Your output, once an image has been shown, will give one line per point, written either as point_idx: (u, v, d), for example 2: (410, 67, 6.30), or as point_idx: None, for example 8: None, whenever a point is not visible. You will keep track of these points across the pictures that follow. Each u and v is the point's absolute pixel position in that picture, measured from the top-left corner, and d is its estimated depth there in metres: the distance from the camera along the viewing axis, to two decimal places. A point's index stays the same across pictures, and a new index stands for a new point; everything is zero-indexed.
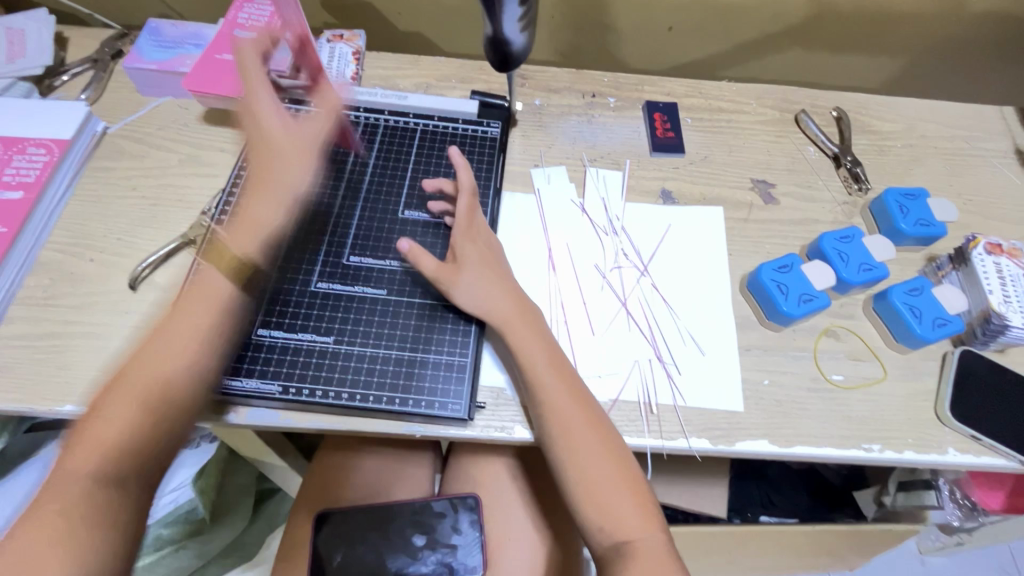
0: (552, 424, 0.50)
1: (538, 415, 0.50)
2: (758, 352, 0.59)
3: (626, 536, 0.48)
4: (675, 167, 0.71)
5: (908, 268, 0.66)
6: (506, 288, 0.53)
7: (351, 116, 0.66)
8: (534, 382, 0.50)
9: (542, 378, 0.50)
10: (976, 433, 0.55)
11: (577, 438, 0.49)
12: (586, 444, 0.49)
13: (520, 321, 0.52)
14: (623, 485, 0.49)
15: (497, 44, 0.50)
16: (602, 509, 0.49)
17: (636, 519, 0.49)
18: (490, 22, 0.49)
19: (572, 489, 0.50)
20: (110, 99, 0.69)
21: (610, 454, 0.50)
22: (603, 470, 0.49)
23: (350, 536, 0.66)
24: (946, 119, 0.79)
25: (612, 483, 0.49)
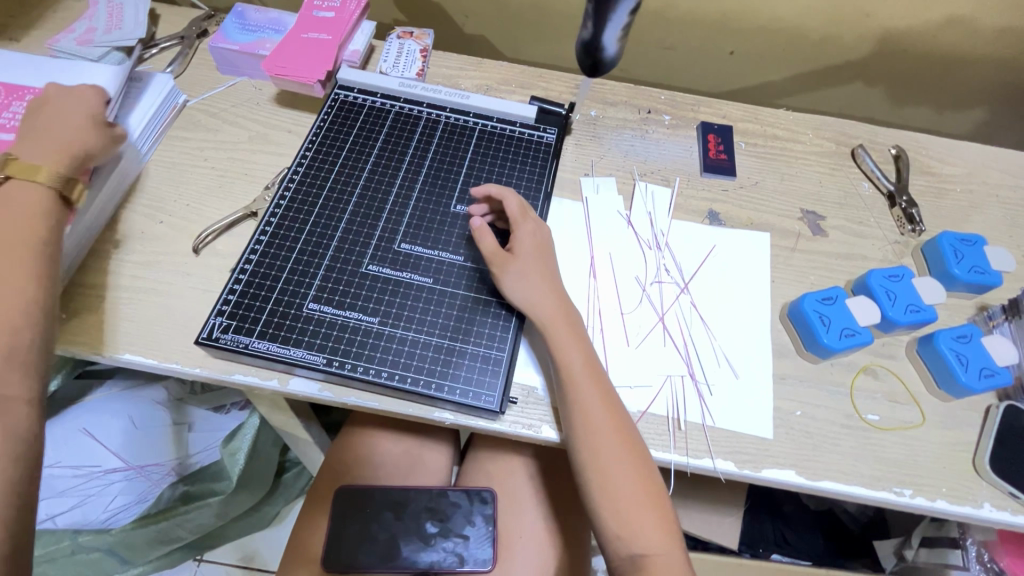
0: (581, 428, 0.50)
1: (568, 417, 0.51)
2: (793, 381, 0.58)
3: (643, 550, 0.48)
4: (724, 189, 0.71)
5: (958, 314, 0.64)
6: (551, 290, 0.54)
7: (415, 110, 0.69)
8: (568, 384, 0.51)
9: (577, 381, 0.51)
10: (1015, 490, 0.53)
11: (604, 445, 0.50)
12: (612, 452, 0.50)
13: (560, 323, 0.53)
14: (645, 500, 0.50)
15: (591, 48, 0.52)
16: (623, 519, 0.49)
17: (656, 533, 0.49)
18: (589, 26, 0.51)
19: (594, 497, 0.50)
20: (192, 74, 0.73)
21: (635, 466, 0.50)
22: (628, 483, 0.50)
23: (367, 514, 0.66)
24: (1011, 168, 0.77)
25: (634, 496, 0.49)
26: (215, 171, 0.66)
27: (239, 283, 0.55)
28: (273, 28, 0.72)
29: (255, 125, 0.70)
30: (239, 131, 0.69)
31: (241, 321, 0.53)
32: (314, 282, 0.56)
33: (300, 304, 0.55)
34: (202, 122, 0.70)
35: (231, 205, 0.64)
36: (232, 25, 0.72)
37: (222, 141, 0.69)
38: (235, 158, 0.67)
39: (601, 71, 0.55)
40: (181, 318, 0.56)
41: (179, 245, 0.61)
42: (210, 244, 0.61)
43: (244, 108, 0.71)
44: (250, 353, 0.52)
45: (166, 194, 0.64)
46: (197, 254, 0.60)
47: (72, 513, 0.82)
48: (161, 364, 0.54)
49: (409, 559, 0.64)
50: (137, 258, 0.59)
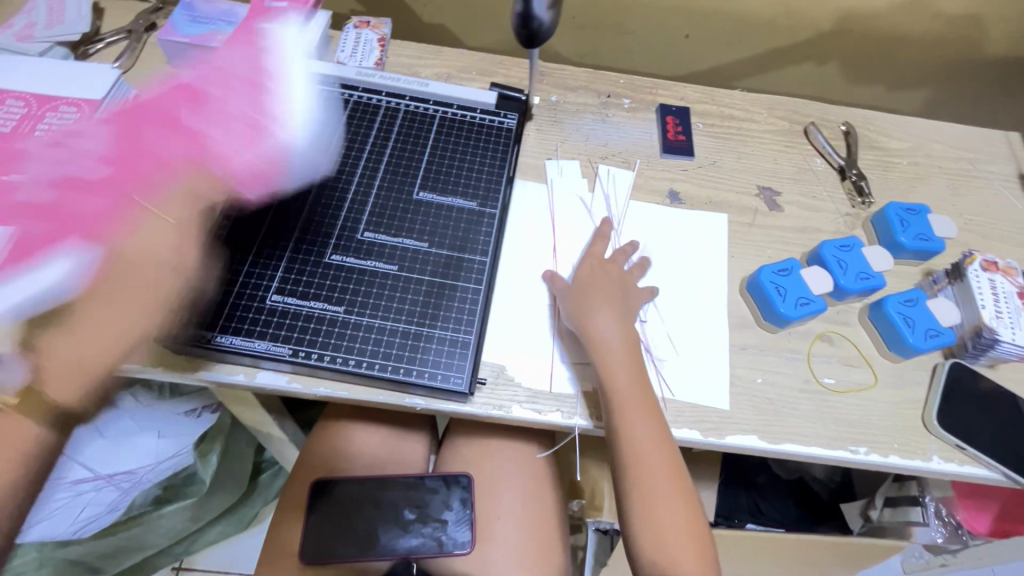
0: (627, 462, 0.52)
1: (614, 446, 0.52)
2: (753, 351, 0.61)
3: (678, 574, 0.51)
4: (684, 169, 0.72)
5: (905, 280, 0.67)
6: (607, 319, 0.56)
7: (374, 99, 0.69)
8: (621, 418, 0.52)
9: (631, 417, 0.52)
10: (959, 442, 0.57)
11: (651, 481, 0.52)
12: (658, 488, 0.52)
13: (616, 353, 0.55)
14: (682, 525, 0.52)
15: (525, 20, 0.51)
16: (663, 549, 0.51)
17: (692, 557, 0.51)
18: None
19: (638, 526, 0.52)
20: (141, 69, 0.71)
21: (680, 500, 0.53)
22: (671, 513, 0.52)
23: (344, 505, 0.66)
24: (953, 140, 0.81)
25: (677, 526, 0.52)
26: None
27: (200, 278, 0.55)
28: (225, 19, 0.71)
29: None
30: None
31: (204, 315, 0.54)
32: (277, 275, 0.56)
33: (263, 296, 0.55)
34: None
35: None
36: (181, 17, 0.70)
37: None
38: None
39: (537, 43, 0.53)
40: None
41: None
42: None
43: None
44: (214, 347, 0.52)
45: None
46: None
47: (39, 527, 0.77)
48: (122, 364, 0.53)
49: (388, 546, 0.64)
50: None
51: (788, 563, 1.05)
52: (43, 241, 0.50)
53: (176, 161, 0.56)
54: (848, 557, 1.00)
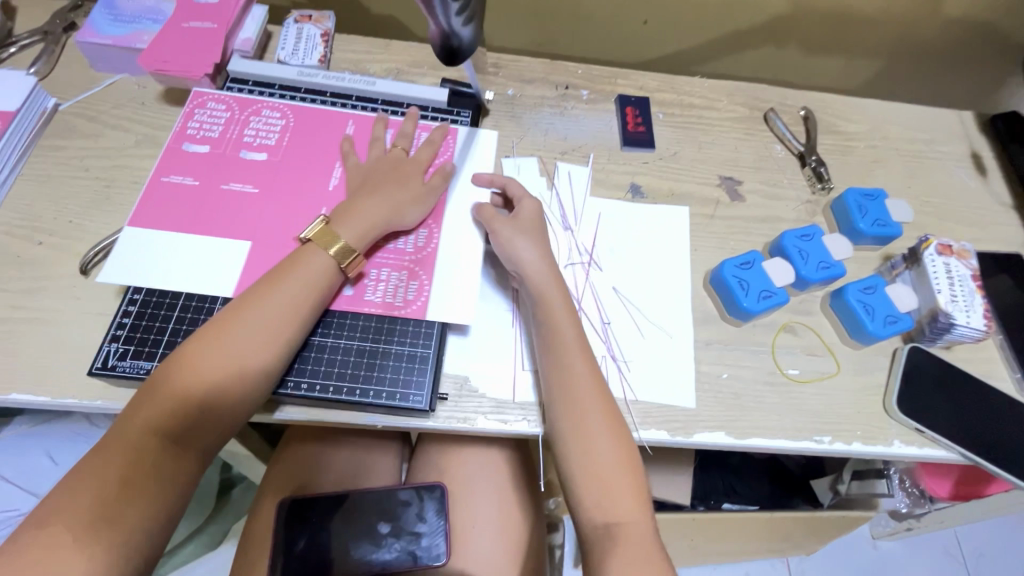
0: (562, 396, 0.51)
1: (551, 375, 0.52)
2: (719, 346, 0.60)
3: (616, 518, 0.46)
4: (645, 161, 0.71)
5: (865, 266, 0.68)
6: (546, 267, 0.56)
7: (318, 100, 0.65)
8: (559, 347, 0.52)
9: (569, 354, 0.52)
10: (919, 426, 0.58)
11: (585, 415, 0.50)
12: (594, 421, 0.49)
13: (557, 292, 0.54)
14: (621, 469, 0.48)
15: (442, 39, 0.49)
16: (602, 488, 0.47)
17: (626, 500, 0.47)
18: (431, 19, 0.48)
19: (574, 470, 0.49)
20: (61, 74, 0.66)
21: (617, 438, 0.49)
22: (609, 457, 0.48)
23: (313, 524, 0.64)
24: (908, 121, 0.81)
25: (615, 468, 0.48)
26: (99, 181, 0.60)
27: (134, 304, 0.52)
28: (149, 17, 0.65)
29: (142, 128, 0.64)
30: (124, 134, 0.63)
31: (139, 345, 0.50)
32: (220, 295, 0.53)
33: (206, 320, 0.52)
34: (80, 127, 0.63)
35: (122, 217, 0.58)
36: (101, 15, 0.65)
37: (105, 147, 0.62)
38: (121, 166, 0.61)
39: (461, 60, 0.51)
40: (73, 347, 0.51)
41: (64, 268, 0.55)
42: (100, 264, 0.56)
43: (127, 109, 0.65)
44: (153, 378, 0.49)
45: (44, 212, 0.58)
46: (86, 276, 0.55)
47: None
48: (55, 401, 0.50)
49: (361, 562, 0.63)
50: (17, 286, 0.54)
51: (762, 538, 1.07)
52: (184, 244, 0.55)
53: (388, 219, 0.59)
54: (818, 529, 1.03)
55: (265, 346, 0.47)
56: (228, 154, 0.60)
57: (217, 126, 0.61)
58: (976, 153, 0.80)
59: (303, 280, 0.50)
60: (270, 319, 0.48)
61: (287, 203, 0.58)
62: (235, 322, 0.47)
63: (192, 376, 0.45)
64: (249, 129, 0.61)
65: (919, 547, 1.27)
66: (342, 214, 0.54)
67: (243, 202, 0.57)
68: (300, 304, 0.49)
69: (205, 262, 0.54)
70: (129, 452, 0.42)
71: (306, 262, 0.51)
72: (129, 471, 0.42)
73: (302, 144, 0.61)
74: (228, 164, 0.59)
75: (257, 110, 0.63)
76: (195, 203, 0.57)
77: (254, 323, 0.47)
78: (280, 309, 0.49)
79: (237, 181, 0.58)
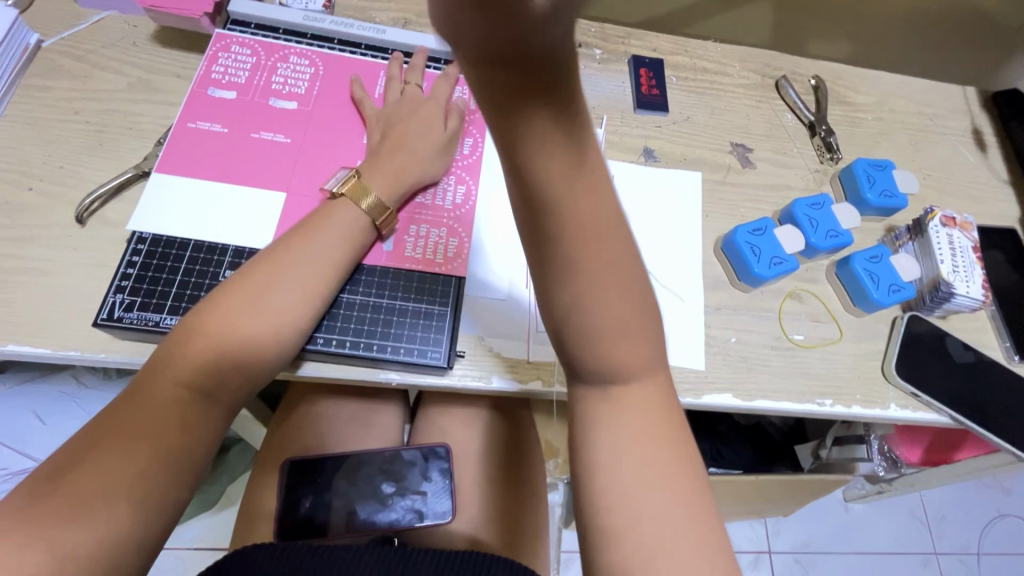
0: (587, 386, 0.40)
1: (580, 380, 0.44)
2: (728, 311, 0.61)
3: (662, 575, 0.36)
4: (657, 125, 0.70)
5: (869, 237, 0.69)
6: None
7: (325, 47, 0.62)
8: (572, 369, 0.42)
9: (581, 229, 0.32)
10: (915, 390, 0.60)
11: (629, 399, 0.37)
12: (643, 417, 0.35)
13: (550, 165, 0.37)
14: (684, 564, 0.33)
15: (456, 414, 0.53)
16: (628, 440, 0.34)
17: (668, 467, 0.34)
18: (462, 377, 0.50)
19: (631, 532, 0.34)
20: (43, 8, 0.61)
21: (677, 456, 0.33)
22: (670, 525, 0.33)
23: (319, 484, 0.65)
24: (915, 94, 0.81)
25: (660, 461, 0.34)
26: (90, 126, 0.57)
27: (138, 254, 0.50)
28: None
29: (135, 70, 0.60)
30: (116, 77, 0.59)
31: (146, 297, 0.48)
32: (229, 247, 0.51)
33: (216, 273, 0.50)
34: (66, 66, 0.59)
35: (119, 165, 0.55)
36: None
37: (96, 89, 0.58)
38: (114, 110, 0.58)
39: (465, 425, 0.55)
40: (73, 299, 0.49)
41: (59, 216, 0.52)
42: (97, 213, 0.53)
43: (118, 50, 0.61)
44: (161, 331, 0.48)
45: (34, 156, 0.54)
46: (82, 226, 0.52)
47: None
48: (56, 354, 0.48)
49: (367, 521, 0.63)
50: (7, 233, 0.51)
51: (745, 499, 1.11)
52: (204, 192, 0.52)
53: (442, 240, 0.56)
54: (797, 491, 1.07)
55: (300, 303, 0.47)
56: (257, 100, 0.57)
57: (244, 69, 0.58)
58: (978, 129, 0.81)
59: (336, 233, 0.49)
60: (312, 267, 0.48)
61: (318, 155, 0.56)
62: (268, 272, 0.46)
63: (226, 330, 0.44)
64: (277, 77, 0.58)
65: (887, 510, 1.34)
66: (368, 167, 0.53)
67: (269, 153, 0.55)
68: (335, 259, 0.49)
69: (233, 215, 0.52)
70: (163, 402, 0.41)
71: (336, 216, 0.50)
72: (161, 422, 0.40)
73: (331, 96, 0.59)
74: (254, 110, 0.56)
75: (285, 56, 0.59)
76: (221, 151, 0.54)
77: (293, 274, 0.47)
78: (317, 261, 0.48)
79: (265, 130, 0.56)
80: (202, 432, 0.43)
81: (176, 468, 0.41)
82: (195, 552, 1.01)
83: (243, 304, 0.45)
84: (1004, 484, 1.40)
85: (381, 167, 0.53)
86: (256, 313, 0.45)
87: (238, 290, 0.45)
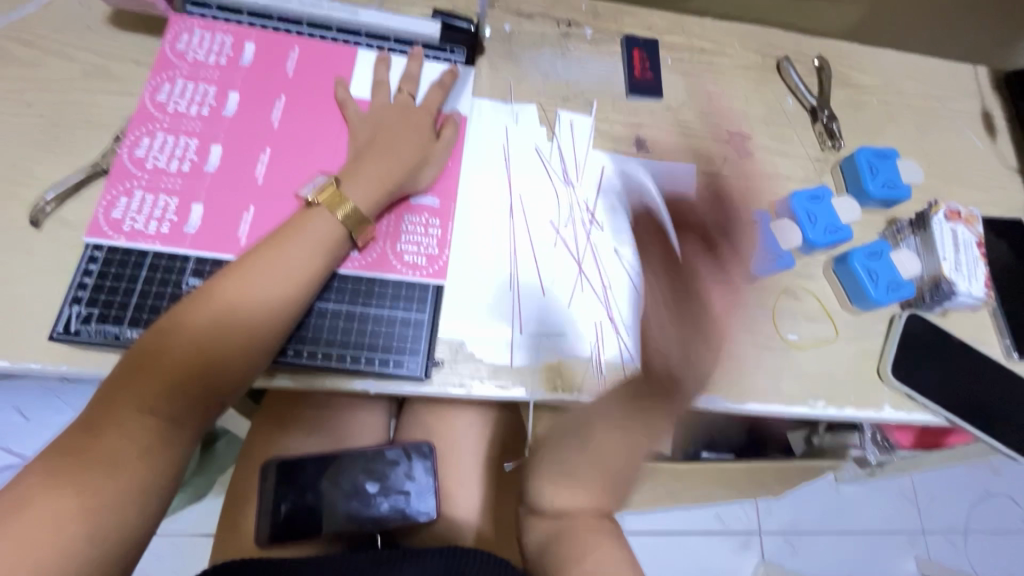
0: None
1: None
2: (720, 310, 0.59)
3: None
4: (651, 112, 0.66)
5: (870, 231, 0.66)
6: None
7: (293, 31, 0.58)
8: None
9: None
10: (909, 391, 0.58)
11: None
12: None
13: None
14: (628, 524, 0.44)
15: None
16: None
17: None
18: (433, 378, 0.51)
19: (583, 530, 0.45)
20: None
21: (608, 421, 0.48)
22: None
23: (301, 485, 0.63)
24: (923, 74, 0.77)
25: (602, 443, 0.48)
26: (43, 119, 0.53)
27: (95, 262, 0.47)
28: None
29: (90, 57, 0.56)
30: (69, 64, 0.55)
31: (104, 308, 0.46)
32: (189, 255, 0.48)
33: (178, 281, 0.48)
34: (14, 53, 0.55)
35: (76, 161, 0.52)
36: None
37: (48, 78, 0.54)
38: (69, 101, 0.54)
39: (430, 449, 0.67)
40: (31, 307, 0.47)
41: (12, 217, 0.49)
42: (53, 214, 0.50)
43: (71, 34, 0.56)
44: (122, 344, 0.46)
45: None
46: (38, 229, 0.49)
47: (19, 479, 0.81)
48: (15, 366, 0.45)
49: (352, 520, 0.63)
50: None
51: (736, 484, 1.10)
52: (153, 169, 0.50)
53: (429, 241, 0.54)
54: (787, 476, 1.07)
55: (281, 306, 0.45)
56: (227, 76, 0.54)
57: (211, 52, 0.55)
58: (988, 112, 0.77)
59: (308, 244, 0.46)
60: (301, 270, 0.46)
61: (280, 143, 0.53)
62: (254, 275, 0.44)
63: (213, 354, 0.43)
64: (246, 60, 0.55)
65: (876, 490, 1.35)
66: (348, 173, 0.50)
67: (243, 147, 0.52)
68: (316, 270, 0.47)
69: (185, 201, 0.50)
70: (144, 417, 0.40)
71: (308, 226, 0.47)
72: (143, 435, 0.40)
73: (310, 86, 0.55)
74: (222, 84, 0.54)
75: (256, 42, 0.56)
76: (190, 144, 0.51)
77: (273, 278, 0.45)
78: (306, 264, 0.46)
79: (224, 106, 0.53)
80: (173, 451, 0.42)
81: (138, 495, 0.39)
82: (190, 539, 1.02)
83: (243, 306, 0.44)
84: (995, 463, 1.41)
85: (359, 173, 0.50)
86: (245, 318, 0.44)
87: (242, 293, 0.44)
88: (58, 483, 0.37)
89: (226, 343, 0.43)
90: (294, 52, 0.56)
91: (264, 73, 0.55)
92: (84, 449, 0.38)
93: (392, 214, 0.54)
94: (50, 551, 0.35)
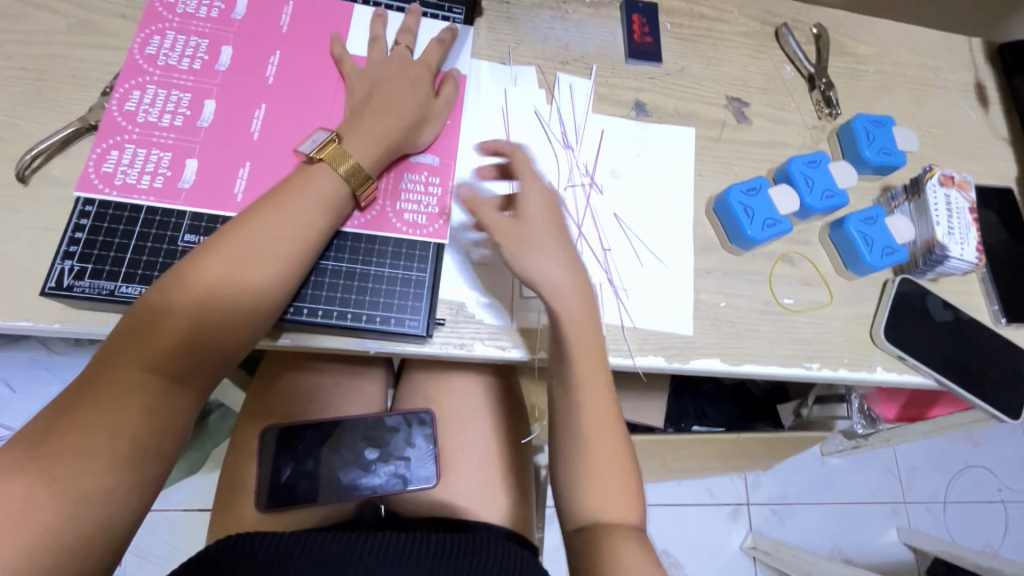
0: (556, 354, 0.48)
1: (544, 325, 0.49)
2: (718, 274, 0.59)
3: None
4: (650, 77, 0.66)
5: (865, 198, 0.67)
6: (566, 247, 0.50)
7: None
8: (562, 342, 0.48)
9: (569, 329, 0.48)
10: (901, 353, 0.59)
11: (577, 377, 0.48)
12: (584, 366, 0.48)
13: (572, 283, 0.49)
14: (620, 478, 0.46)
15: None
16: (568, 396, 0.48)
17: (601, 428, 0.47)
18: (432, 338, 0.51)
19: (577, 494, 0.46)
20: None
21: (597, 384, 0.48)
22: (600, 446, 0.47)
23: (299, 451, 0.63)
24: (919, 45, 0.77)
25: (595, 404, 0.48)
26: (26, 72, 0.51)
27: (87, 218, 0.46)
28: None
29: (73, 9, 0.54)
30: (51, 17, 0.53)
31: (98, 264, 0.45)
32: (184, 211, 0.47)
33: (174, 237, 0.47)
34: None
35: (62, 117, 0.50)
36: None
37: (30, 31, 0.52)
38: (53, 55, 0.52)
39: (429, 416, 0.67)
40: (20, 264, 0.46)
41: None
42: (40, 169, 0.48)
43: None
44: (117, 300, 0.45)
45: None
46: (25, 184, 0.48)
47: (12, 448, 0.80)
48: (6, 323, 0.44)
49: (351, 486, 0.63)
50: None
51: (726, 456, 1.12)
52: (144, 123, 0.49)
53: (429, 201, 0.53)
54: (776, 448, 1.09)
55: (285, 263, 0.44)
56: (219, 30, 0.52)
57: (202, 5, 0.53)
58: (981, 84, 0.78)
59: (310, 202, 0.46)
60: (305, 228, 0.45)
61: (275, 99, 0.51)
62: (258, 232, 0.44)
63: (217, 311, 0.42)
64: (239, 14, 0.53)
65: (861, 462, 1.38)
66: (348, 131, 0.49)
67: (237, 103, 0.51)
68: (319, 228, 0.46)
69: (178, 156, 0.48)
70: (146, 373, 0.40)
71: (310, 183, 0.46)
72: (145, 390, 0.39)
73: (305, 42, 0.54)
74: (214, 38, 0.52)
75: None
76: (182, 98, 0.50)
77: (277, 235, 0.44)
78: (310, 222, 0.46)
79: (216, 60, 0.52)
80: (175, 408, 0.41)
81: (138, 449, 0.38)
82: (185, 513, 1.02)
83: (246, 262, 0.43)
84: (975, 436, 1.45)
85: (358, 129, 0.49)
86: (249, 275, 0.43)
87: (245, 249, 0.43)
88: (56, 438, 0.36)
89: (229, 300, 0.42)
90: (288, 7, 0.55)
91: (258, 28, 0.53)
92: (84, 402, 0.38)
93: (392, 173, 0.53)
94: (49, 503, 0.34)
